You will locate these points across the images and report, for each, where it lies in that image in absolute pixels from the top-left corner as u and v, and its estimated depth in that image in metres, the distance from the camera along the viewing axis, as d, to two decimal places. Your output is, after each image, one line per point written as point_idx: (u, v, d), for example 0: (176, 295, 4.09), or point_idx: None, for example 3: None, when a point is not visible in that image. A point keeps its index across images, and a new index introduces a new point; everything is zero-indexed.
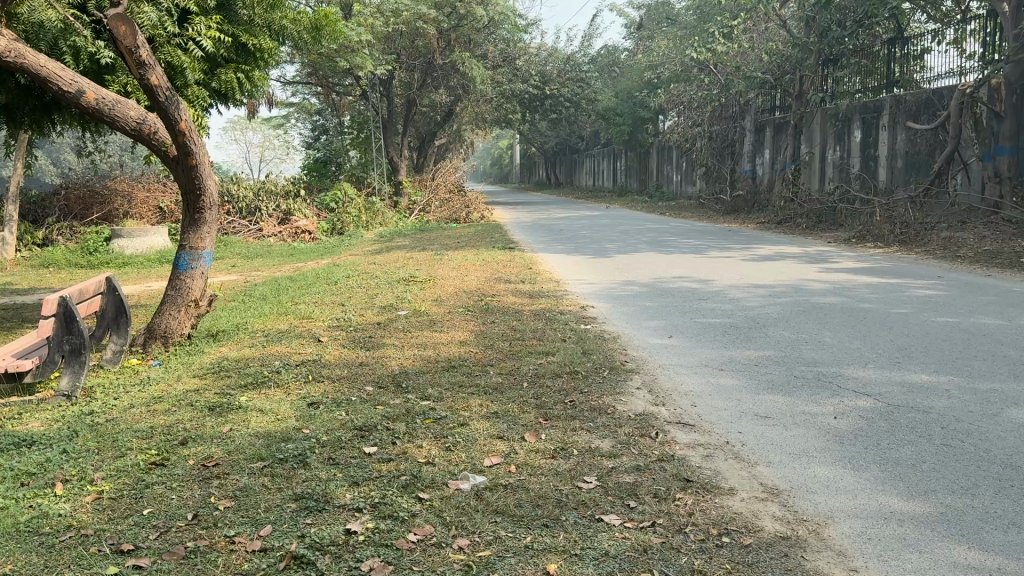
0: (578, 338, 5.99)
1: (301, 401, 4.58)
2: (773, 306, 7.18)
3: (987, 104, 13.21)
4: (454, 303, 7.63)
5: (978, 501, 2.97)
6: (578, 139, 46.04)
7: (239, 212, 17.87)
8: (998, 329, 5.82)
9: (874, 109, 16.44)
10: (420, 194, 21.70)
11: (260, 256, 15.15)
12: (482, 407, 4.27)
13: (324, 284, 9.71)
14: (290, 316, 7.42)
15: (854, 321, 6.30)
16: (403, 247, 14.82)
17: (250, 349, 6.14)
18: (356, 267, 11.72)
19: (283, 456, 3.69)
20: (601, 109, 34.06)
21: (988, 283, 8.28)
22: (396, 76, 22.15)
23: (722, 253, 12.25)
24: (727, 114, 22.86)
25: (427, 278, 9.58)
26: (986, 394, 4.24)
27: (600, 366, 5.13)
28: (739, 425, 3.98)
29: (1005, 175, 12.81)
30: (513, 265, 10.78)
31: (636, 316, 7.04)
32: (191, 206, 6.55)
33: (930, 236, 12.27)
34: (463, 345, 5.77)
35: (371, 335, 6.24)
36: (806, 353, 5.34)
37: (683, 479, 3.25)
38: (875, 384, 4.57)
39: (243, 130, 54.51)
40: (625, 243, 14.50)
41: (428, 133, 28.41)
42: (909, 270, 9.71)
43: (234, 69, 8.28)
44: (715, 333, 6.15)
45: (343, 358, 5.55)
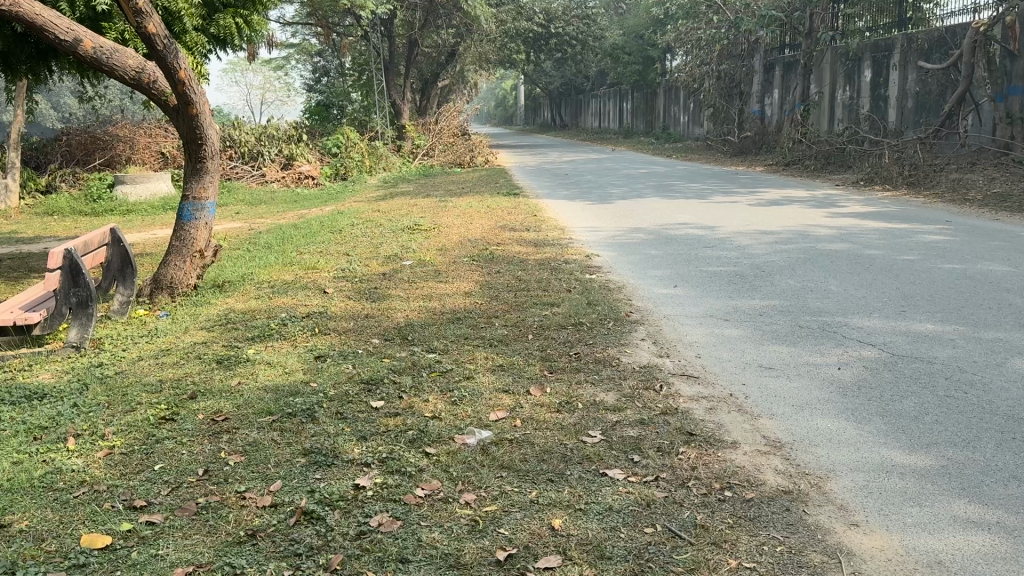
0: (583, 289, 5.99)
1: (309, 354, 4.62)
2: (779, 253, 7.15)
3: (1000, 43, 12.82)
4: (458, 252, 7.62)
5: (981, 454, 3.00)
6: (584, 79, 45.44)
7: (241, 156, 17.76)
8: (1006, 276, 5.76)
9: (884, 48, 16.15)
10: (423, 138, 21.57)
11: (264, 203, 15.11)
12: (487, 360, 4.31)
13: (328, 233, 9.69)
14: (295, 266, 7.40)
15: (861, 269, 6.27)
16: (407, 193, 14.78)
17: (256, 301, 6.14)
18: (360, 214, 11.69)
19: (291, 410, 3.73)
20: (608, 47, 33.49)
21: (994, 227, 8.22)
22: (397, 15, 21.78)
23: (727, 198, 12.18)
24: (735, 52, 22.41)
25: (432, 226, 9.55)
26: (991, 344, 4.24)
27: (604, 316, 5.14)
28: (743, 376, 4.00)
29: (1017, 115, 12.49)
30: (518, 212, 10.74)
31: (641, 265, 7.03)
32: (193, 155, 6.50)
33: (939, 178, 12.16)
34: (468, 296, 5.79)
35: (377, 286, 6.25)
36: (810, 302, 5.34)
37: (687, 433, 3.28)
38: (879, 333, 4.58)
39: (243, 72, 53.96)
40: (630, 187, 14.42)
41: (431, 74, 28.03)
42: (916, 213, 9.64)
43: (233, 14, 8.29)
44: (720, 282, 6.14)
45: (349, 309, 5.57)
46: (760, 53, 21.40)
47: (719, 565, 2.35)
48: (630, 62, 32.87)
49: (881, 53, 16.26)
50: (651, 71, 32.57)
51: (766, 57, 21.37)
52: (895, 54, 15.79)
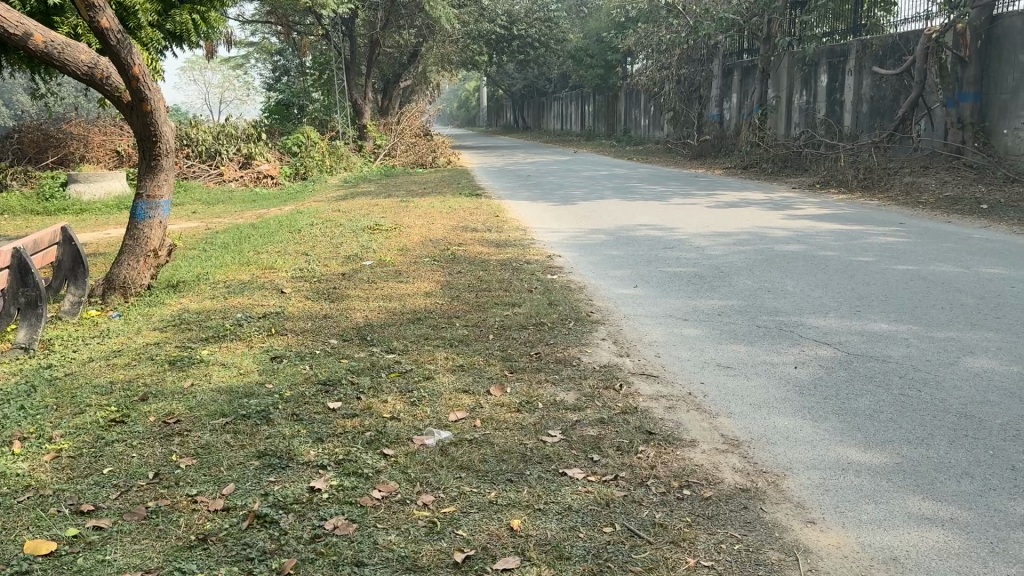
0: (545, 289, 5.98)
1: (264, 355, 4.53)
2: (738, 254, 7.21)
3: (952, 49, 12.91)
4: (420, 252, 7.56)
5: (933, 451, 3.05)
6: (546, 82, 45.62)
7: (198, 155, 17.46)
8: (958, 277, 5.88)
9: (840, 53, 16.61)
10: (385, 138, 21.47)
11: (222, 202, 14.87)
12: (447, 360, 4.27)
13: (287, 233, 9.55)
14: (252, 266, 7.27)
15: (817, 270, 6.35)
16: (369, 192, 14.65)
17: (211, 301, 6.01)
18: (319, 213, 11.57)
19: (245, 412, 3.65)
20: (572, 49, 33.64)
21: (947, 229, 8.39)
22: (358, 14, 21.64)
23: (687, 200, 12.30)
24: (695, 56, 22.69)
25: (393, 226, 9.47)
26: (944, 343, 4.32)
27: (565, 316, 5.14)
28: (702, 375, 4.02)
29: (968, 121, 12.65)
30: (480, 213, 10.70)
31: (603, 265, 7.05)
32: (147, 153, 6.36)
33: (893, 181, 12.43)
34: (429, 296, 5.75)
35: (335, 286, 6.16)
36: (767, 302, 5.39)
37: (646, 431, 3.27)
38: (835, 332, 4.64)
39: (202, 70, 53.15)
40: (592, 189, 14.47)
41: (393, 74, 27.88)
42: (871, 215, 9.83)
43: (189, 11, 8.37)
44: (680, 282, 6.17)
45: (306, 309, 5.48)
46: (719, 57, 21.76)
47: (678, 564, 2.34)
48: (592, 64, 32.90)
49: (836, 59, 16.72)
50: (613, 75, 32.71)
51: (725, 61, 21.70)
52: (851, 59, 16.11)
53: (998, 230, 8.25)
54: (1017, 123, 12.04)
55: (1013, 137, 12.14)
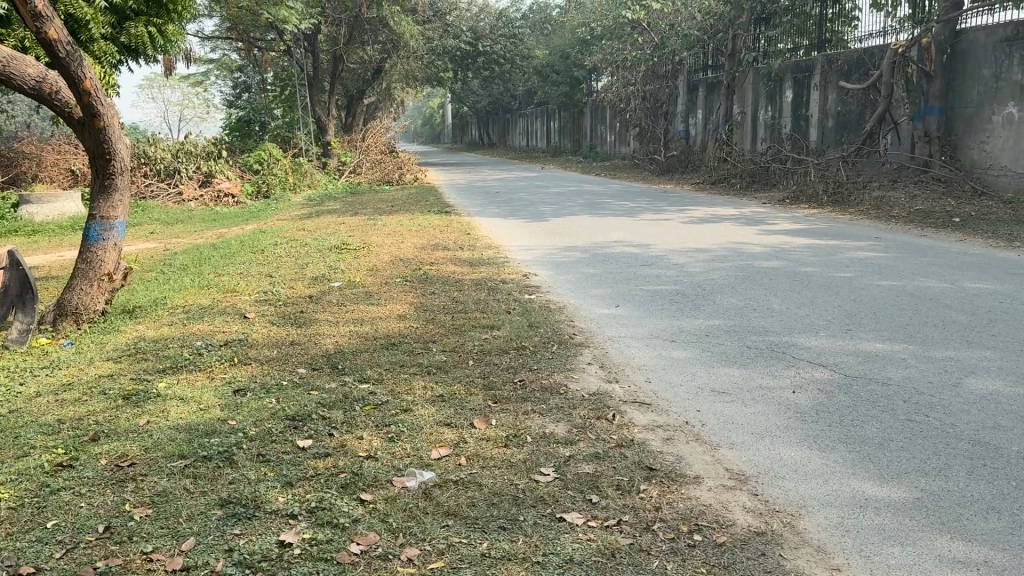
0: (524, 310, 5.74)
1: (226, 388, 4.20)
2: (718, 271, 7.03)
3: (917, 63, 13.04)
4: (390, 272, 7.28)
5: (953, 484, 2.85)
6: (511, 98, 45.62)
7: (156, 174, 16.98)
8: (944, 292, 5.76)
9: (805, 68, 16.69)
10: (349, 154, 21.19)
11: (181, 222, 14.43)
12: (426, 390, 3.98)
13: (249, 253, 9.22)
14: (213, 289, 6.92)
15: (800, 287, 6.19)
16: (334, 210, 14.33)
17: (170, 328, 5.66)
18: (283, 232, 11.23)
19: (207, 453, 3.34)
20: (537, 66, 33.63)
21: (924, 243, 8.33)
22: (321, 30, 21.31)
23: (658, 215, 12.19)
24: (660, 73, 22.77)
25: (361, 245, 9.18)
26: (944, 363, 4.15)
27: (547, 340, 4.90)
28: (697, 402, 3.79)
29: (934, 135, 12.76)
30: (450, 230, 10.45)
31: (581, 284, 6.83)
32: (100, 172, 6.00)
33: (863, 195, 12.45)
34: (403, 319, 5.47)
35: (303, 309, 5.85)
36: (754, 321, 5.20)
37: (646, 467, 3.03)
38: (829, 353, 4.45)
39: (161, 87, 52.44)
40: (562, 205, 14.31)
41: (357, 91, 27.57)
42: (845, 230, 9.77)
43: (145, 23, 7.96)
44: (662, 301, 5.97)
45: (272, 336, 5.16)
46: (684, 73, 21.86)
47: None
48: (558, 81, 33.20)
49: (802, 73, 16.81)
50: (578, 92, 33.19)
51: (690, 77, 21.82)
52: (816, 74, 16.22)
53: (974, 243, 8.21)
54: (983, 137, 12.12)
55: (979, 151, 12.21)
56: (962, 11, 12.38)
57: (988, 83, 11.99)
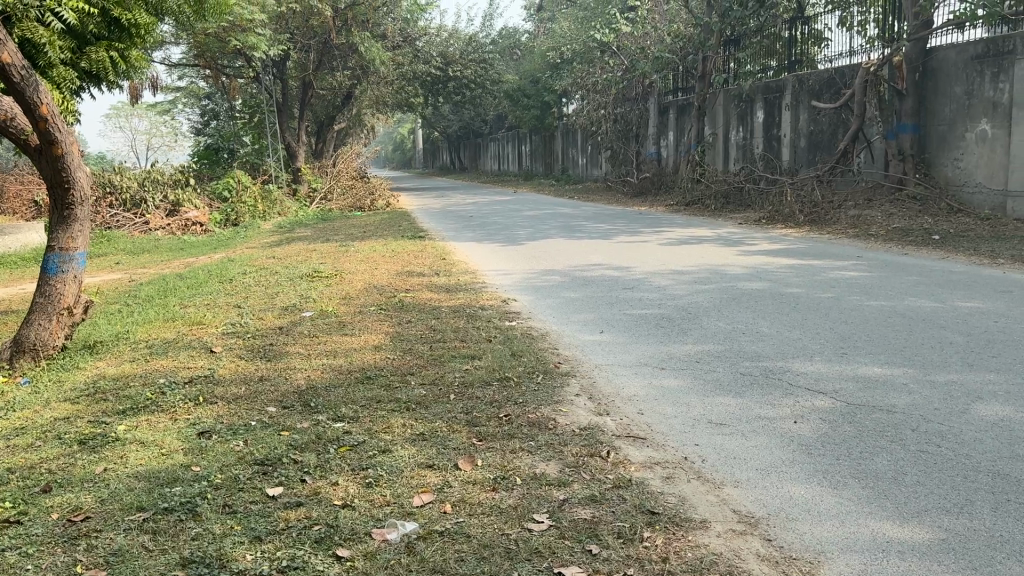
0: (505, 338, 5.50)
1: (190, 430, 3.90)
2: (701, 294, 6.86)
3: (889, 82, 13.11)
4: (364, 300, 7.02)
5: (979, 522, 2.64)
6: (481, 123, 45.59)
7: (122, 204, 16.55)
8: (936, 312, 5.63)
9: (776, 89, 16.79)
10: (320, 181, 20.90)
11: (148, 252, 14.03)
12: (406, 428, 3.70)
13: (217, 283, 8.90)
14: (178, 322, 6.59)
15: (788, 308, 6.03)
16: (306, 238, 14.02)
17: (132, 364, 5.33)
18: (253, 261, 10.91)
19: (168, 504, 3.05)
20: (508, 90, 33.61)
21: (906, 261, 8.25)
22: (290, 56, 21.04)
23: (635, 237, 12.06)
24: (631, 95, 22.85)
25: (333, 273, 8.89)
26: (948, 388, 3.98)
27: (531, 369, 4.66)
28: (694, 435, 3.56)
29: (907, 153, 12.77)
30: (425, 256, 10.21)
31: (562, 309, 6.61)
32: (59, 202, 5.70)
33: (839, 214, 12.44)
34: (378, 350, 5.21)
35: (273, 342, 5.55)
36: (745, 345, 5.01)
37: (648, 511, 2.79)
38: (826, 379, 4.26)
39: (128, 116, 51.96)
40: (537, 228, 14.14)
41: (327, 117, 27.31)
42: (825, 249, 9.69)
43: (106, 49, 7.43)
44: (648, 326, 5.76)
45: (239, 372, 4.85)
46: (655, 96, 21.93)
47: None
48: (529, 105, 33.25)
49: (773, 94, 16.90)
50: (550, 115, 33.25)
51: (661, 100, 21.91)
52: (787, 94, 16.32)
53: (956, 261, 8.13)
54: (956, 155, 12.18)
55: (953, 168, 12.26)
56: (931, 30, 12.46)
57: (960, 100, 12.06)
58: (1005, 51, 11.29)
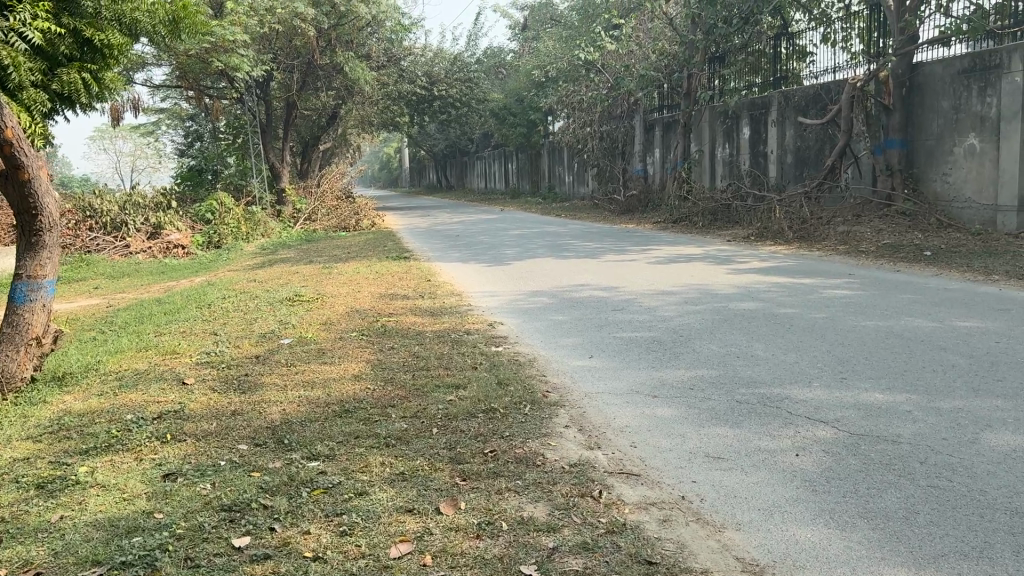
0: (491, 365, 5.28)
1: (155, 472, 3.66)
2: (692, 315, 6.67)
3: (875, 98, 13.08)
4: (345, 326, 6.79)
5: (1002, 569, 2.45)
6: (468, 142, 45.51)
7: (102, 227, 16.26)
8: (934, 333, 5.49)
9: (761, 106, 16.75)
10: (304, 201, 20.67)
11: (128, 276, 13.75)
12: (385, 467, 3.48)
13: (195, 308, 8.64)
14: (151, 351, 6.33)
15: (782, 330, 5.85)
16: (289, 259, 13.78)
17: (100, 398, 5.06)
18: (233, 285, 10.65)
19: (125, 558, 2.80)
20: (493, 108, 33.55)
21: (899, 279, 8.12)
22: (273, 77, 20.84)
23: (623, 256, 11.90)
24: (616, 113, 22.81)
25: (315, 296, 8.65)
26: (955, 417, 3.80)
27: (518, 399, 4.44)
28: (691, 471, 3.36)
29: (895, 168, 12.71)
30: (410, 278, 9.99)
31: (550, 333, 6.41)
32: (26, 228, 5.49)
33: (828, 231, 12.33)
34: (358, 380, 4.98)
35: (248, 372, 5.31)
36: (740, 371, 4.82)
37: (645, 561, 2.58)
38: (827, 407, 4.08)
39: (112, 138, 51.66)
40: (524, 247, 13.95)
41: (311, 137, 27.11)
42: (816, 267, 9.56)
43: (78, 70, 6.97)
44: (639, 351, 5.56)
45: (211, 407, 4.60)
46: (640, 113, 21.88)
47: None
48: (515, 123, 33.20)
49: (758, 111, 16.86)
50: (536, 133, 33.20)
51: (646, 117, 21.86)
52: (773, 111, 16.27)
53: (949, 278, 8.01)
54: (945, 170, 12.12)
55: (942, 183, 12.20)
56: (917, 45, 12.45)
57: (947, 115, 12.01)
58: (992, 65, 11.25)
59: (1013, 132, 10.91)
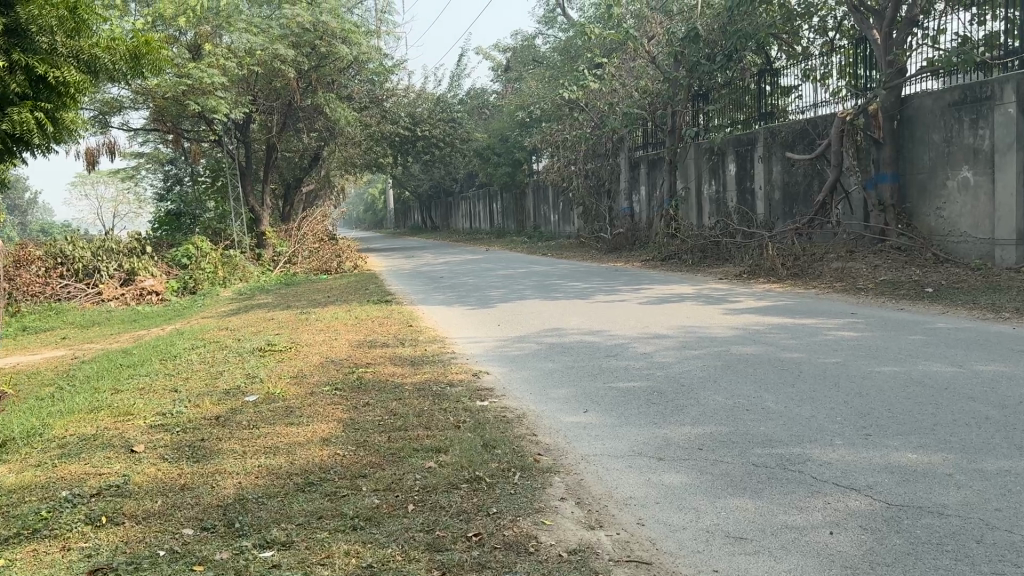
0: (475, 424, 4.77)
1: (81, 566, 3.10)
2: (691, 362, 6.21)
3: (865, 132, 12.84)
4: (317, 379, 6.26)
5: None
6: (452, 183, 45.33)
7: (74, 274, 15.70)
8: (957, 379, 5.07)
9: (747, 142, 16.51)
10: (285, 244, 20.21)
11: (98, 325, 13.18)
12: (350, 558, 2.95)
13: (161, 361, 8.10)
14: (103, 412, 5.75)
15: (791, 378, 5.40)
16: (266, 304, 13.28)
17: (34, 470, 4.48)
18: (205, 333, 10.12)
19: None
20: (477, 148, 33.34)
21: (906, 318, 7.73)
22: (254, 119, 20.45)
23: (613, 296, 11.49)
24: (600, 151, 22.59)
25: (287, 346, 8.12)
26: (1003, 481, 3.36)
27: (507, 466, 3.93)
28: (711, 556, 2.87)
29: (888, 203, 12.47)
30: (390, 323, 9.50)
31: (539, 384, 5.90)
32: None
33: (823, 267, 11.97)
34: (325, 445, 4.43)
35: (204, 438, 4.75)
36: (752, 427, 4.34)
37: None
38: (856, 470, 3.61)
39: (93, 183, 51.41)
40: (511, 289, 13.51)
41: (293, 179, 26.72)
42: (815, 305, 9.17)
43: (30, 109, 5.95)
44: (637, 404, 5.07)
45: (158, 481, 4.04)
46: (625, 151, 21.66)
47: None
48: (499, 163, 33.00)
49: (744, 147, 16.61)
50: (520, 173, 33.01)
51: (631, 155, 21.64)
52: (759, 146, 16.02)
53: (958, 316, 7.64)
54: (939, 204, 11.83)
55: (936, 217, 11.91)
56: (905, 78, 12.24)
57: (939, 148, 11.76)
58: (983, 97, 11.00)
59: (1009, 163, 10.63)
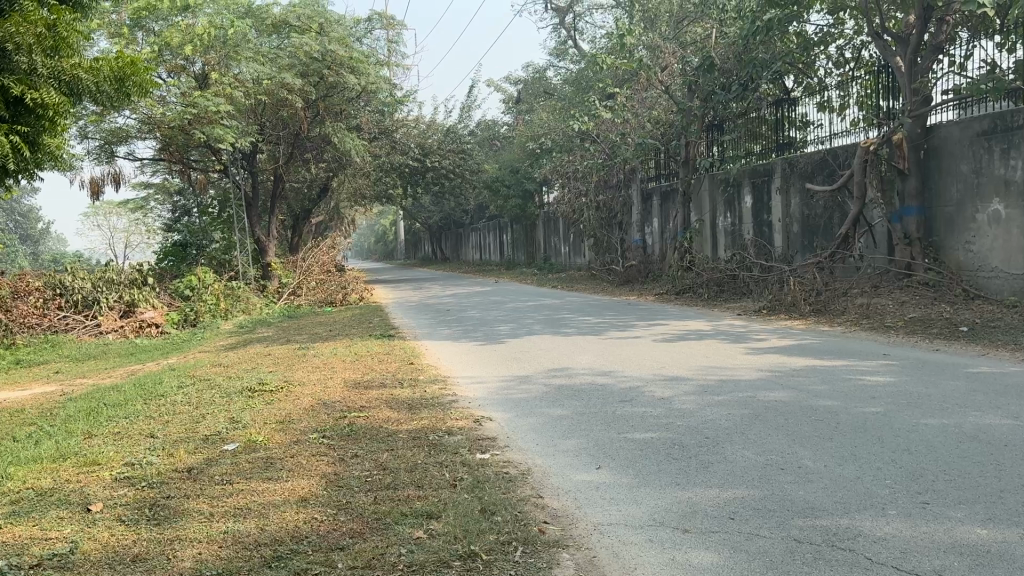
0: (475, 482, 4.24)
1: None
2: (714, 409, 5.66)
3: (889, 162, 12.34)
4: (305, 425, 5.74)
5: None
6: (462, 215, 44.99)
7: (73, 305, 15.28)
8: (1016, 433, 4.50)
9: (764, 173, 16.05)
10: (290, 276, 19.78)
11: (93, 358, 12.73)
12: None
13: (145, 400, 7.61)
14: (68, 462, 5.25)
15: (826, 430, 4.85)
16: (266, 338, 12.80)
17: None
18: (198, 369, 9.64)
19: None
20: (488, 180, 33.00)
21: (943, 360, 7.17)
22: (261, 149, 20.14)
23: (626, 332, 10.95)
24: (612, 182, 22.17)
25: (279, 385, 7.61)
26: None
27: (509, 538, 3.39)
28: None
29: (914, 236, 11.92)
30: (391, 360, 8.99)
31: (547, 434, 5.37)
32: None
33: (846, 303, 11.41)
34: (303, 507, 3.91)
35: (170, 496, 4.23)
36: (789, 492, 3.80)
37: None
38: (920, 551, 3.06)
39: (106, 214, 51.71)
40: (519, 323, 13.01)
41: (301, 210, 26.41)
42: (842, 344, 8.62)
43: (5, 132, 5.49)
44: (656, 460, 4.53)
45: (109, 550, 3.53)
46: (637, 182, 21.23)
47: None
48: (509, 194, 32.62)
49: (761, 178, 16.14)
50: (531, 204, 32.63)
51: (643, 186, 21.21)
52: (776, 178, 15.55)
53: (999, 358, 7.07)
54: (968, 238, 11.29)
55: (965, 252, 11.37)
56: (931, 107, 11.77)
57: (968, 179, 11.25)
58: (1014, 126, 10.51)
59: None
